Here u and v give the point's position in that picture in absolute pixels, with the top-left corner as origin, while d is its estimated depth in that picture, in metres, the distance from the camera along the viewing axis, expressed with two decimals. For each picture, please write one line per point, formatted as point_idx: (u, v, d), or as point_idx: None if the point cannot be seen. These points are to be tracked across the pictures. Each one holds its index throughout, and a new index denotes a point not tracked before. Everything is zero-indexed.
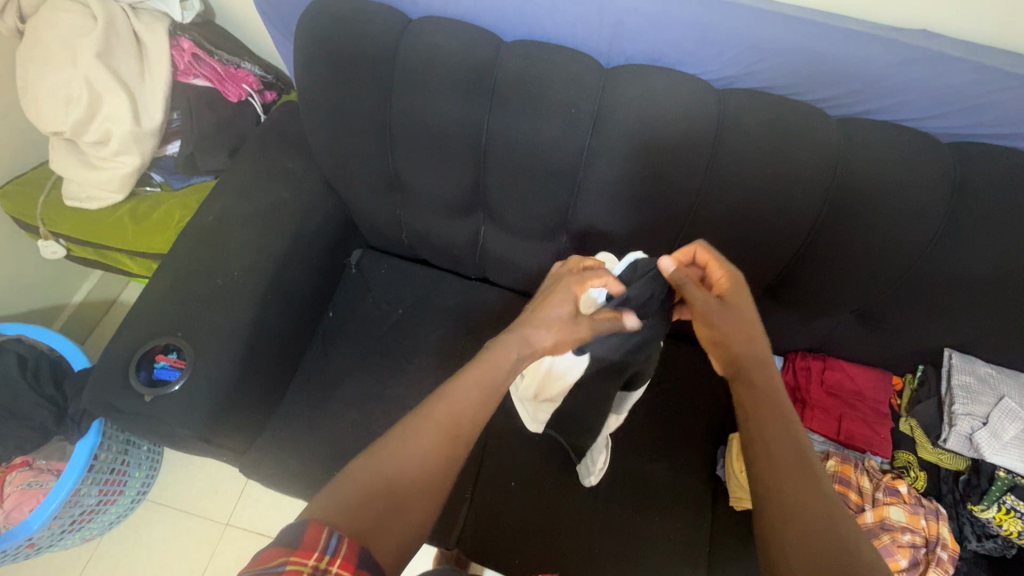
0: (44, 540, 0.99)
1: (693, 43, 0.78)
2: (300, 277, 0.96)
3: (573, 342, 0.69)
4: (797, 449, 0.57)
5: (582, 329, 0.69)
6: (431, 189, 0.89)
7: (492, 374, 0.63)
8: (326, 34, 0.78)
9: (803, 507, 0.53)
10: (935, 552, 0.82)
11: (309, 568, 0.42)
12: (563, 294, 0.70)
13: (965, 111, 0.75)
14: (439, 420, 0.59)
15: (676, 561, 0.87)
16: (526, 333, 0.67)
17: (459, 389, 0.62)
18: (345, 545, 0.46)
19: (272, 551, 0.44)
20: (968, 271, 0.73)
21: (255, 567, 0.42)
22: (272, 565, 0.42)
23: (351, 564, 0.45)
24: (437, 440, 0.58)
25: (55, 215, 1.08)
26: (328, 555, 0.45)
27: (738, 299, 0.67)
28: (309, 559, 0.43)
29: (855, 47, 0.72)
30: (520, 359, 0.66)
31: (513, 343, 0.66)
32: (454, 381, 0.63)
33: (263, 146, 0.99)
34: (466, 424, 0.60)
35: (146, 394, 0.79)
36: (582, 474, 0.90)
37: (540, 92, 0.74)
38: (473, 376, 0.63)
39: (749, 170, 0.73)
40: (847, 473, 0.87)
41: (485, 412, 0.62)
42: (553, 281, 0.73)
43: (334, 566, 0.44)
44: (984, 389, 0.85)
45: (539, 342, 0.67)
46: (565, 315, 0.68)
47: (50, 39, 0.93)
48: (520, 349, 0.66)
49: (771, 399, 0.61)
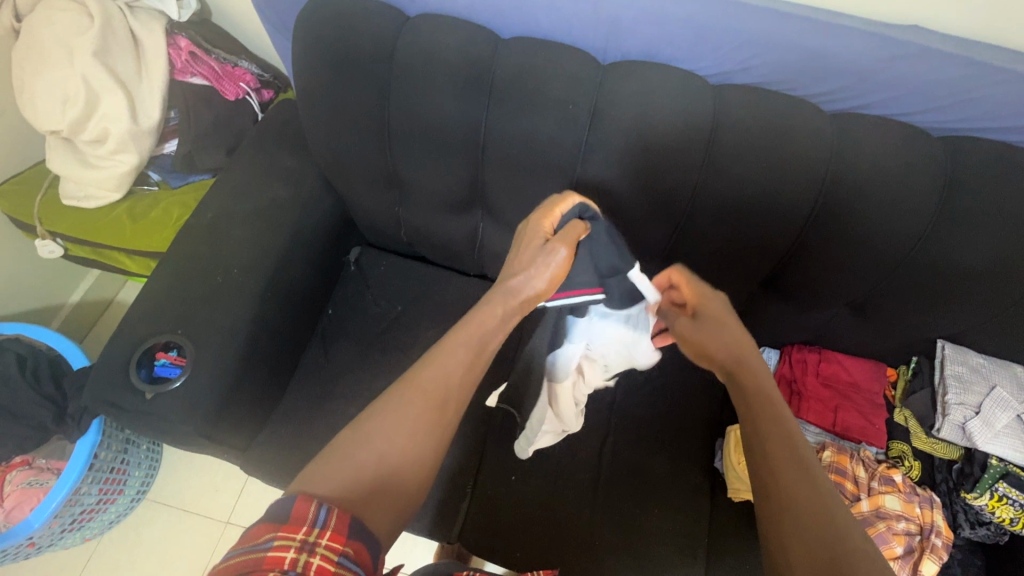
0: (45, 539, 0.99)
1: (690, 39, 0.78)
2: (300, 274, 0.96)
3: (559, 271, 0.65)
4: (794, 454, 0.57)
5: (557, 248, 0.64)
6: (428, 185, 0.90)
7: (479, 337, 0.63)
8: (324, 32, 0.78)
9: (796, 502, 0.53)
10: (930, 540, 0.83)
11: (297, 543, 0.44)
12: (532, 234, 0.68)
13: (957, 105, 0.76)
14: (427, 389, 0.59)
15: (675, 552, 0.88)
16: (509, 281, 0.65)
17: (447, 355, 0.61)
18: (334, 518, 0.47)
19: (260, 527, 0.46)
20: (960, 262, 0.75)
21: (244, 544, 0.45)
22: (261, 541, 0.44)
23: (340, 536, 0.47)
24: (424, 408, 0.58)
25: (52, 215, 1.08)
26: (317, 529, 0.46)
27: (711, 311, 0.69)
28: (297, 533, 0.45)
29: (848, 42, 0.73)
30: (509, 315, 0.65)
31: (498, 296, 0.64)
32: (439, 344, 0.63)
33: (262, 145, 0.99)
34: (454, 391, 0.60)
35: (147, 391, 0.80)
36: (518, 446, 0.93)
37: (537, 89, 0.75)
38: (460, 342, 0.62)
39: (744, 164, 0.74)
40: (843, 463, 0.87)
41: (473, 376, 0.62)
42: (518, 236, 0.71)
43: (324, 539, 0.45)
44: (976, 379, 0.85)
45: (523, 283, 0.64)
46: (540, 248, 0.66)
47: (47, 37, 0.92)
48: (506, 298, 0.64)
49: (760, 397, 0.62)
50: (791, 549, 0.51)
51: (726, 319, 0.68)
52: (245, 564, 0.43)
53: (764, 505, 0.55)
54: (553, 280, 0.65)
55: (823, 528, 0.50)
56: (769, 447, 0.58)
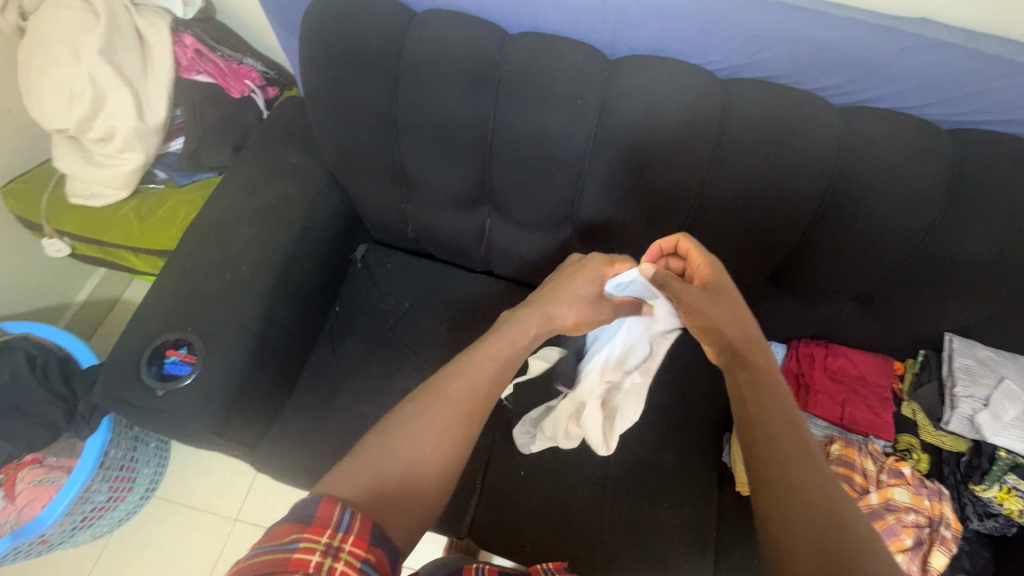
0: (57, 537, 0.99)
1: (697, 33, 0.78)
2: (308, 271, 0.96)
3: (593, 321, 0.72)
4: (797, 441, 0.57)
5: (603, 310, 0.72)
6: (436, 181, 0.90)
7: (507, 352, 0.65)
8: (332, 28, 0.78)
9: (805, 492, 0.54)
10: (939, 532, 0.83)
11: (322, 546, 0.45)
12: (593, 274, 0.72)
13: (967, 97, 0.75)
14: (453, 400, 0.60)
15: (684, 546, 0.88)
16: (549, 308, 0.69)
17: (475, 367, 0.63)
18: (357, 522, 0.48)
19: (284, 526, 0.46)
20: (969, 254, 0.75)
21: (271, 541, 0.45)
22: (286, 542, 0.45)
23: (362, 542, 0.47)
24: (450, 418, 0.59)
25: (59, 213, 1.08)
26: (341, 533, 0.46)
27: (721, 286, 0.65)
28: (322, 536, 0.45)
29: (857, 36, 0.73)
30: (539, 336, 0.69)
31: (533, 317, 0.68)
32: (469, 354, 0.65)
33: (268, 142, 0.99)
34: (480, 404, 0.61)
35: (158, 388, 0.80)
36: (521, 441, 0.91)
37: (545, 84, 0.75)
38: (488, 356, 0.64)
39: (753, 159, 0.74)
40: (851, 456, 0.88)
41: (497, 391, 0.64)
42: (570, 265, 0.75)
43: (347, 544, 0.46)
44: (985, 371, 0.86)
45: (562, 316, 0.69)
46: (591, 295, 0.71)
47: (53, 36, 0.92)
48: (541, 321, 0.68)
49: (766, 383, 0.61)
50: (798, 538, 0.51)
51: (736, 295, 0.64)
52: (269, 564, 0.43)
53: (769, 493, 0.55)
54: (587, 320, 0.71)
55: (832, 520, 0.51)
56: (776, 435, 0.57)
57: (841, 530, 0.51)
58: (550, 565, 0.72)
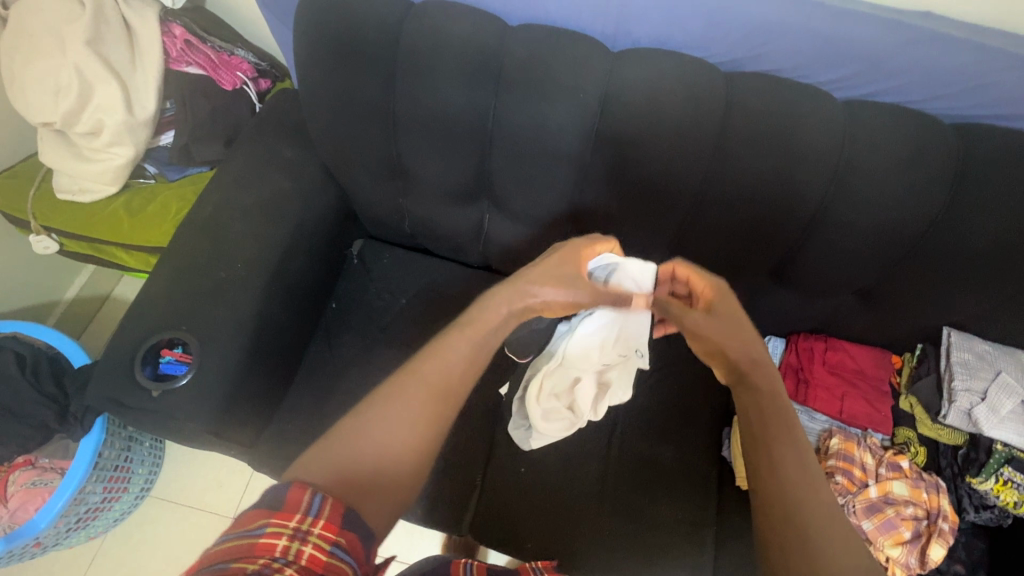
0: (50, 539, 0.98)
1: (701, 26, 0.77)
2: (304, 267, 0.95)
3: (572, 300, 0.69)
4: (799, 463, 0.57)
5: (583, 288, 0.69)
6: (435, 176, 0.88)
7: (482, 332, 0.65)
8: (327, 19, 0.76)
9: (802, 514, 0.53)
10: (937, 524, 0.84)
11: (290, 530, 0.44)
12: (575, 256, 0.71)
13: (969, 91, 0.75)
14: (430, 383, 0.60)
15: (683, 541, 0.88)
16: (524, 285, 0.67)
17: (451, 349, 0.63)
18: (328, 506, 0.47)
19: (252, 511, 0.45)
20: (970, 248, 0.75)
21: (236, 527, 0.44)
22: (253, 526, 0.44)
23: (333, 526, 0.46)
24: (426, 401, 0.59)
25: (46, 209, 1.05)
26: (311, 517, 0.46)
27: (725, 307, 0.67)
28: (290, 520, 0.44)
29: (861, 29, 0.73)
30: (512, 315, 0.67)
31: (507, 295, 0.66)
32: (443, 337, 0.64)
33: (261, 135, 0.97)
34: (456, 386, 0.62)
35: (153, 388, 0.79)
36: (519, 438, 0.93)
37: (546, 76, 0.74)
38: (464, 338, 0.64)
39: (756, 153, 0.73)
40: (851, 450, 0.88)
41: (473, 373, 0.64)
42: (550, 249, 0.73)
43: (316, 528, 0.45)
44: (983, 366, 0.86)
45: (536, 293, 0.67)
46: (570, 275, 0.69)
47: (37, 26, 0.89)
48: (514, 300, 0.66)
49: (768, 402, 0.62)
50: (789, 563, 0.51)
51: (740, 314, 0.67)
52: (233, 549, 0.42)
53: (765, 513, 0.55)
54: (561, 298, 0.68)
55: (822, 545, 0.51)
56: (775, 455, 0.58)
57: (827, 559, 0.50)
58: (539, 565, 0.74)
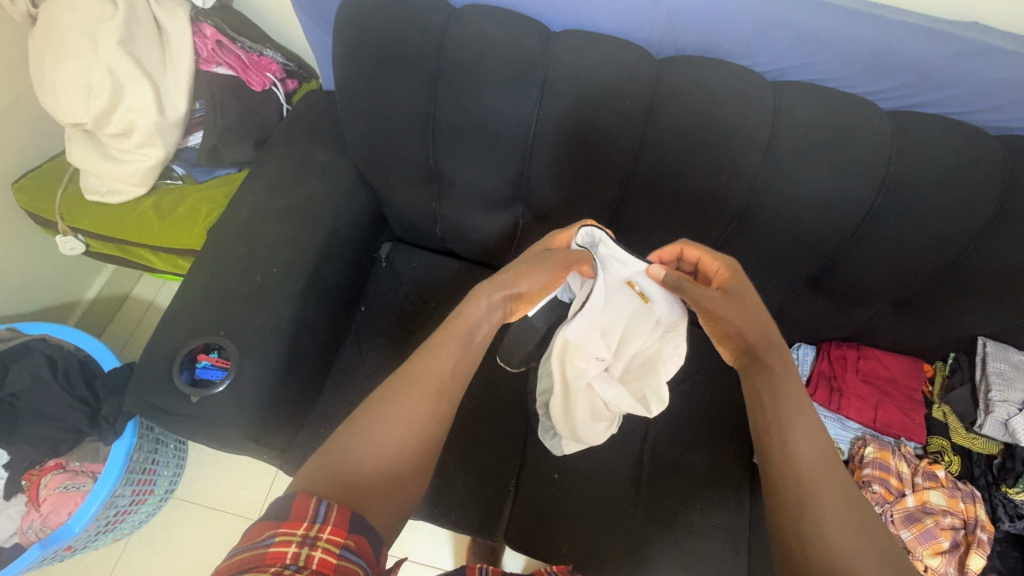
0: (80, 542, 0.97)
1: (748, 33, 0.76)
2: (338, 271, 0.94)
3: (551, 279, 0.71)
4: (814, 447, 0.59)
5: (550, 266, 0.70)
6: (472, 182, 0.88)
7: (466, 330, 0.66)
8: (370, 23, 0.76)
9: (816, 495, 0.56)
10: (975, 534, 0.86)
11: (298, 537, 0.44)
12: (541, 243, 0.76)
13: (1015, 104, 0.75)
14: (422, 382, 0.61)
15: (718, 547, 0.89)
16: (503, 276, 0.70)
17: (441, 347, 0.64)
18: (335, 512, 0.48)
19: (260, 525, 0.45)
20: (1014, 261, 0.75)
21: (245, 542, 0.44)
22: (262, 538, 0.44)
23: (341, 530, 0.47)
24: (422, 402, 0.60)
25: (74, 209, 1.04)
26: (318, 523, 0.46)
27: (739, 289, 0.67)
28: (298, 529, 0.45)
29: (911, 40, 0.72)
30: (494, 304, 0.68)
31: (485, 289, 0.68)
32: (432, 338, 0.65)
33: (294, 138, 0.96)
34: (451, 383, 0.62)
35: (191, 394, 0.78)
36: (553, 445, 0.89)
37: (592, 84, 0.73)
38: (451, 333, 0.65)
39: (804, 163, 0.73)
40: (886, 459, 0.91)
41: (466, 370, 0.65)
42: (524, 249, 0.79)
43: (324, 533, 0.45)
44: (1020, 376, 0.86)
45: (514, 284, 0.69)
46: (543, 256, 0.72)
47: (68, 24, 0.88)
48: (494, 291, 0.68)
49: (781, 384, 0.63)
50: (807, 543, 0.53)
51: (754, 297, 0.67)
52: (246, 560, 0.42)
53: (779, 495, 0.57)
54: (538, 281, 0.70)
55: (837, 525, 0.53)
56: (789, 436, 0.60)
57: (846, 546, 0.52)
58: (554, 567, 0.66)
